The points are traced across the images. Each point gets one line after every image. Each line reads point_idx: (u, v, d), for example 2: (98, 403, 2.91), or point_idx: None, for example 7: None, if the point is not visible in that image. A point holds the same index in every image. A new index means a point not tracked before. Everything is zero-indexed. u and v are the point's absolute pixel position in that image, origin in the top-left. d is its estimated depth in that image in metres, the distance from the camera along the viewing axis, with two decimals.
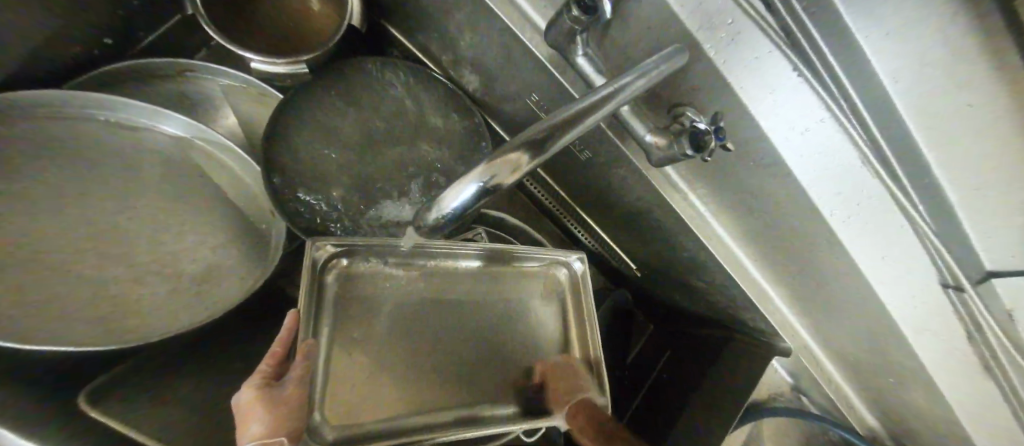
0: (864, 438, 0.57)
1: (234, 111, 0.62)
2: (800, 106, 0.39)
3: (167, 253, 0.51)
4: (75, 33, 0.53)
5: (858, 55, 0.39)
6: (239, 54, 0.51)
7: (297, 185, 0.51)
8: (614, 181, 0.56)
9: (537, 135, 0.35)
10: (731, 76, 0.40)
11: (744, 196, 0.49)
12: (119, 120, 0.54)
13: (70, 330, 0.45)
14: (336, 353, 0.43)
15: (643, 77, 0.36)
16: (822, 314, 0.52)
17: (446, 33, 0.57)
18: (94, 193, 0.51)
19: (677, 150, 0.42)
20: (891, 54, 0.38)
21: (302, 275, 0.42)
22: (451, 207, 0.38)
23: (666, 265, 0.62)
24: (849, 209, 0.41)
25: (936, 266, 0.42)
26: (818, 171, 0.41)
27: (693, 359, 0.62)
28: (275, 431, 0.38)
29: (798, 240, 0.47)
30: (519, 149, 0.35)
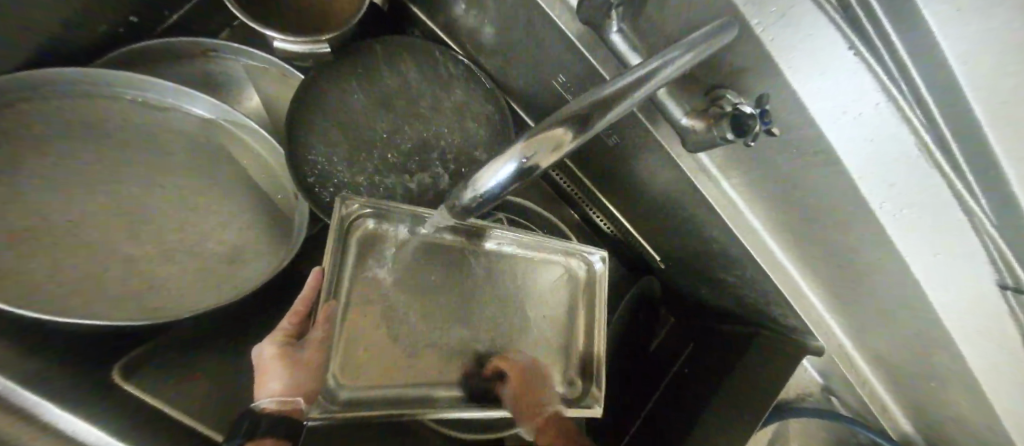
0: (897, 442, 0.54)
1: (257, 91, 0.62)
2: (855, 88, 0.36)
3: (191, 234, 0.51)
4: (103, 7, 0.52)
5: (923, 33, 0.35)
6: (262, 32, 0.51)
7: (322, 166, 0.51)
8: (643, 168, 0.53)
9: (584, 109, 0.28)
10: (779, 57, 0.37)
11: (783, 186, 0.46)
12: (149, 101, 0.54)
13: (96, 307, 0.45)
14: (353, 325, 0.44)
15: (694, 51, 0.31)
16: (863, 312, 0.49)
17: (469, 12, 0.55)
18: (120, 170, 0.50)
19: (716, 134, 0.38)
20: (963, 31, 0.34)
21: (329, 236, 0.42)
22: (489, 187, 0.31)
23: (695, 258, 0.60)
24: (899, 200, 0.38)
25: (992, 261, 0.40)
26: (871, 155, 0.38)
27: (719, 353, 0.60)
28: (293, 390, 0.41)
29: (842, 234, 0.44)
30: (562, 123, 0.28)
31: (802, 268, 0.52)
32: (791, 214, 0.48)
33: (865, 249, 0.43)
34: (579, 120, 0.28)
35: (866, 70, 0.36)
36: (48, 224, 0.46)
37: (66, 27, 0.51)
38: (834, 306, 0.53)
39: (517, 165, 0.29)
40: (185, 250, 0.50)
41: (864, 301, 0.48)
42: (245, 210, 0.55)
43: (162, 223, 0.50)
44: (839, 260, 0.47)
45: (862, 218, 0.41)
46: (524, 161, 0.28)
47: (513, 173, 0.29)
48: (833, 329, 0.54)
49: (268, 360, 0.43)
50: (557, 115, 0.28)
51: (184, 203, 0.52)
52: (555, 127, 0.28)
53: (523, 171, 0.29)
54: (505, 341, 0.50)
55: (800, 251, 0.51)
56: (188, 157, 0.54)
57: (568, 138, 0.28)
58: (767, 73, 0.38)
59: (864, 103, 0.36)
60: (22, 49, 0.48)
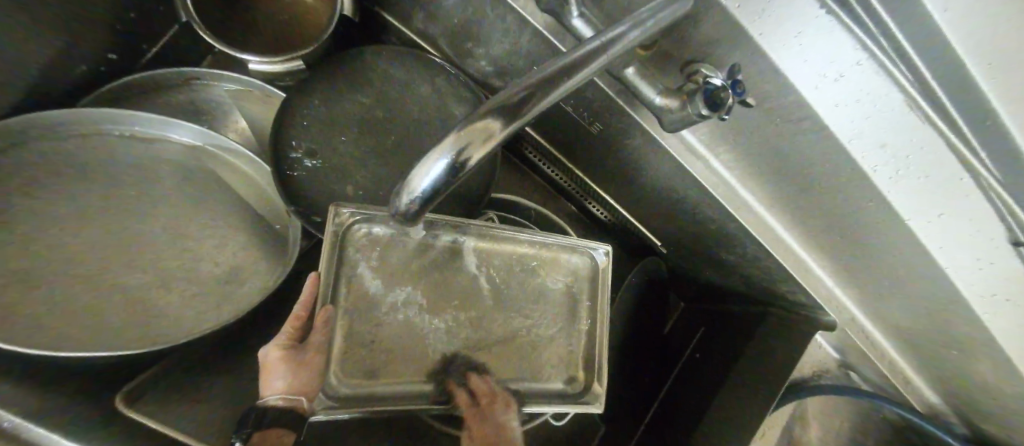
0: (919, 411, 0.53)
1: (243, 114, 0.63)
2: (830, 50, 0.35)
3: (187, 260, 0.52)
4: (82, 50, 0.54)
5: None
6: (237, 57, 0.51)
7: (307, 182, 0.51)
8: (630, 153, 0.52)
9: (516, 95, 0.25)
10: (747, 22, 0.35)
11: (775, 158, 0.44)
12: (136, 134, 0.55)
13: (97, 338, 0.46)
14: (353, 330, 0.44)
15: (638, 28, 0.29)
16: (872, 279, 0.47)
17: (440, 12, 0.54)
18: (113, 203, 0.52)
19: (691, 110, 0.37)
20: None
21: (323, 246, 0.43)
22: (421, 188, 0.27)
23: (695, 239, 0.58)
24: (894, 163, 0.37)
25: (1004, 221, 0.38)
26: (858, 120, 0.36)
27: (725, 336, 0.60)
28: (299, 388, 0.41)
29: (837, 201, 0.43)
30: (491, 114, 0.25)
31: (805, 241, 0.50)
32: (785, 186, 0.46)
33: (858, 212, 0.42)
34: (508, 108, 0.25)
35: (841, 30, 0.34)
36: (47, 261, 0.47)
37: (49, 71, 0.52)
38: (842, 277, 0.51)
39: (447, 161, 0.26)
40: (183, 276, 0.51)
41: (870, 269, 0.46)
42: (239, 232, 0.55)
43: (157, 253, 0.51)
44: (841, 227, 0.45)
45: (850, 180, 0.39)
46: (455, 157, 0.25)
47: (445, 171, 0.26)
48: (843, 301, 0.52)
49: (270, 361, 0.42)
50: (485, 104, 0.26)
51: (180, 231, 0.53)
52: (484, 116, 0.25)
53: (455, 167, 0.26)
54: (512, 338, 0.50)
55: (800, 222, 0.49)
56: (179, 186, 0.55)
57: (498, 129, 0.25)
58: (740, 42, 0.37)
59: (843, 64, 0.35)
60: (11, 95, 0.50)
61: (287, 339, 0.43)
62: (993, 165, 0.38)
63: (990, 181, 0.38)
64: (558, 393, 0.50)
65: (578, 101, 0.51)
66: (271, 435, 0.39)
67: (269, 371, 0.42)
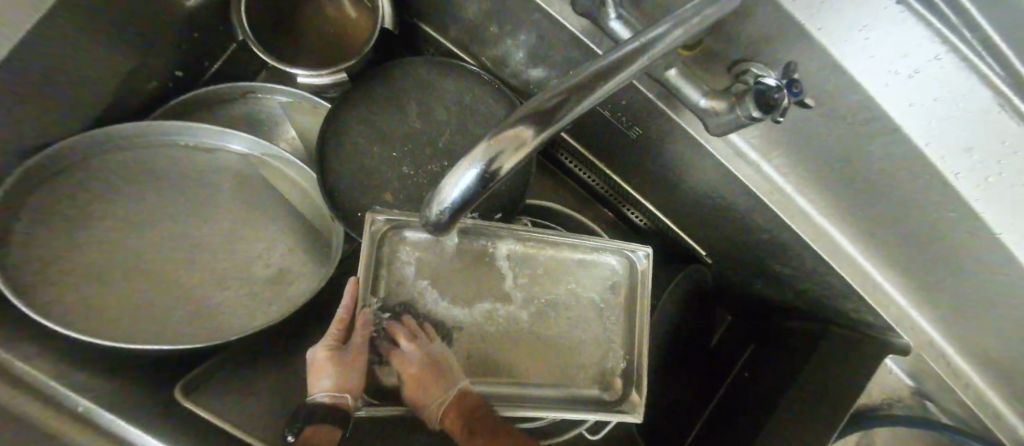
0: None
1: (292, 125, 0.66)
2: (902, 43, 0.31)
3: (239, 262, 0.55)
4: (153, 67, 0.59)
5: None
6: (287, 71, 0.54)
7: (348, 189, 0.53)
8: (673, 159, 0.50)
9: (549, 101, 0.24)
10: (804, 17, 0.32)
11: (835, 162, 0.40)
12: (197, 144, 0.58)
13: (156, 334, 0.49)
14: (392, 332, 0.45)
15: (681, 28, 0.27)
16: (955, 298, 0.42)
17: (477, 20, 0.54)
18: (175, 207, 0.55)
19: (741, 113, 0.35)
20: None
21: (361, 251, 0.43)
22: (451, 199, 0.26)
23: (747, 250, 0.54)
24: (980, 168, 0.33)
25: None
26: (938, 122, 0.33)
27: (774, 356, 0.57)
28: (341, 388, 0.44)
29: (912, 209, 0.38)
30: (522, 122, 0.24)
31: (872, 254, 0.45)
32: (848, 193, 0.42)
33: (938, 221, 0.37)
34: (539, 116, 0.24)
35: (915, 22, 0.31)
36: (116, 260, 0.50)
37: (124, 86, 0.57)
38: (917, 295, 0.45)
39: (477, 171, 0.24)
40: (234, 278, 0.54)
41: (955, 287, 0.41)
42: (285, 237, 0.57)
43: (212, 256, 0.54)
44: (917, 238, 0.40)
45: (928, 187, 0.35)
46: (486, 165, 0.24)
47: (475, 181, 0.24)
48: (919, 323, 0.47)
49: (318, 361, 0.46)
50: (515, 114, 0.24)
51: (234, 234, 0.56)
52: (516, 123, 0.24)
53: (486, 178, 0.24)
54: (555, 346, 0.48)
55: (866, 234, 0.44)
56: (234, 192, 0.58)
57: (530, 136, 0.24)
58: (794, 39, 0.33)
59: (918, 60, 0.32)
60: (91, 108, 0.54)
61: (331, 340, 0.46)
62: None
63: None
64: (586, 399, 0.48)
65: (618, 106, 0.50)
66: (319, 430, 0.43)
67: (316, 370, 0.45)
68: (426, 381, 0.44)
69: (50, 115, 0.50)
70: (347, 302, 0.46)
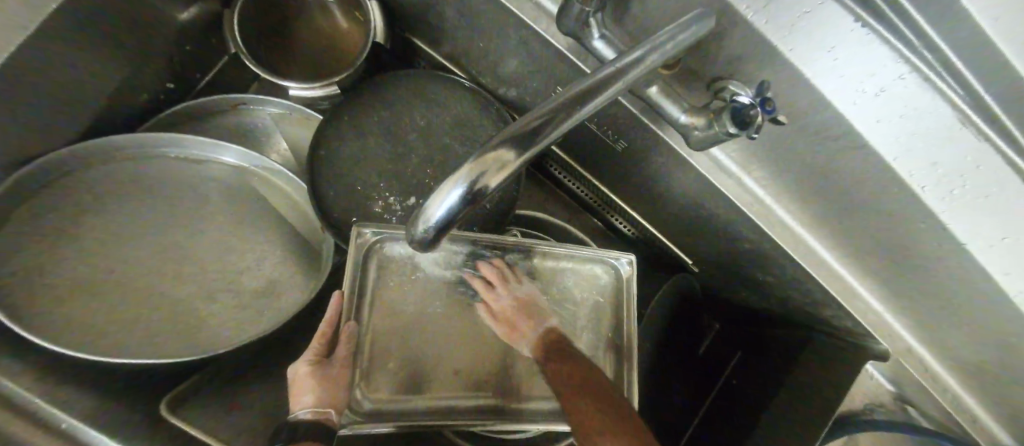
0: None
1: (284, 136, 0.66)
2: (868, 63, 0.33)
3: (229, 273, 0.55)
4: (143, 79, 0.59)
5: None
6: (280, 84, 0.55)
7: (339, 199, 0.53)
8: (658, 171, 0.51)
9: (529, 124, 0.25)
10: (777, 39, 0.34)
11: (812, 176, 0.42)
12: (186, 156, 0.58)
13: (145, 345, 0.49)
14: (375, 345, 0.45)
15: (656, 51, 0.28)
16: (929, 306, 0.44)
17: (466, 35, 0.55)
18: (166, 218, 0.55)
19: (718, 129, 0.36)
20: None
21: (347, 266, 0.44)
22: (435, 219, 0.26)
23: (731, 259, 0.55)
24: (948, 182, 0.35)
25: None
26: (906, 138, 0.35)
27: (761, 363, 0.58)
28: (327, 401, 0.42)
29: (886, 222, 0.40)
30: (504, 143, 0.25)
31: (850, 263, 0.47)
32: (827, 205, 0.44)
33: (909, 232, 0.38)
34: (523, 136, 0.25)
35: (879, 43, 0.33)
36: (104, 272, 0.50)
37: (116, 98, 0.57)
38: (895, 303, 0.47)
39: (462, 192, 0.24)
40: (225, 288, 0.54)
41: (929, 294, 0.43)
42: (276, 248, 0.58)
43: (204, 266, 0.54)
44: (891, 248, 0.42)
45: (895, 200, 0.37)
46: (470, 187, 0.24)
47: (460, 201, 0.25)
48: (898, 330, 0.48)
49: (299, 378, 0.43)
50: (498, 135, 0.25)
51: (225, 246, 0.56)
52: (496, 147, 0.25)
53: (470, 197, 0.25)
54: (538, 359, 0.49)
55: (845, 243, 0.46)
56: (225, 203, 0.58)
57: (512, 158, 0.25)
58: (767, 59, 0.35)
59: (884, 79, 0.34)
60: (82, 120, 0.55)
61: (313, 356, 0.44)
62: None
63: None
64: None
65: (603, 119, 0.51)
66: None
67: (297, 387, 0.43)
68: (512, 314, 0.48)
69: (43, 127, 0.50)
70: (330, 315, 0.45)
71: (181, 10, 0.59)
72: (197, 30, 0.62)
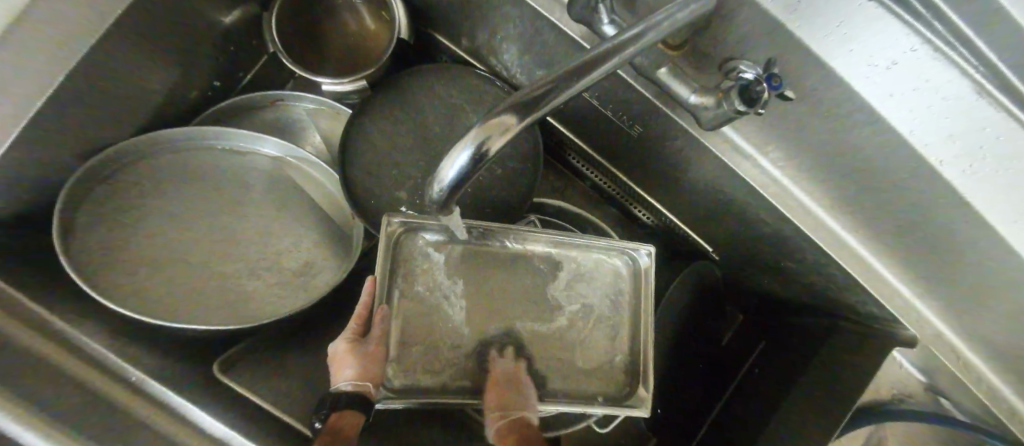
0: None
1: (318, 130, 0.71)
2: (881, 37, 0.33)
3: (268, 255, 0.59)
4: (193, 78, 0.64)
5: None
6: (313, 80, 0.59)
7: (367, 186, 0.57)
8: (674, 155, 0.51)
9: (532, 93, 0.27)
10: (784, 16, 0.34)
11: (828, 155, 0.42)
12: (231, 148, 0.63)
13: (194, 317, 0.53)
14: (405, 325, 0.48)
15: (654, 30, 0.30)
16: (959, 287, 0.42)
17: (485, 29, 0.58)
18: (212, 203, 0.60)
19: (727, 107, 0.37)
20: None
21: (378, 251, 0.47)
22: (448, 178, 0.28)
23: (751, 244, 0.55)
24: (966, 154, 0.34)
25: None
26: (921, 111, 0.34)
27: (779, 350, 0.57)
28: (367, 375, 0.44)
29: (909, 199, 0.39)
30: (507, 111, 0.27)
31: (873, 246, 0.46)
32: (847, 185, 0.43)
33: (933, 208, 0.38)
34: (530, 103, 0.27)
35: (888, 17, 0.33)
36: (158, 251, 0.55)
37: (170, 94, 0.63)
38: (922, 286, 0.45)
39: (471, 151, 0.27)
40: (265, 269, 0.58)
41: (958, 275, 0.41)
42: (311, 232, 0.62)
43: (245, 248, 0.59)
44: (916, 227, 0.41)
45: (913, 175, 0.37)
46: (477, 147, 0.27)
47: (468, 161, 0.27)
48: (927, 316, 0.46)
49: (339, 354, 0.45)
50: (503, 103, 0.27)
51: (265, 230, 0.60)
52: (500, 112, 0.27)
53: (477, 157, 0.27)
54: (555, 341, 0.50)
55: (867, 224, 0.45)
56: (264, 191, 0.63)
57: (515, 121, 0.27)
58: (775, 36, 0.36)
59: (895, 52, 0.33)
60: (141, 115, 0.60)
61: (352, 334, 0.46)
62: None
63: None
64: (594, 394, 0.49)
65: (619, 106, 0.52)
66: (345, 417, 0.42)
67: (338, 363, 0.45)
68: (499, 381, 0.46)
69: (109, 121, 0.56)
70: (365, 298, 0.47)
71: (226, 15, 0.64)
72: (239, 33, 0.68)
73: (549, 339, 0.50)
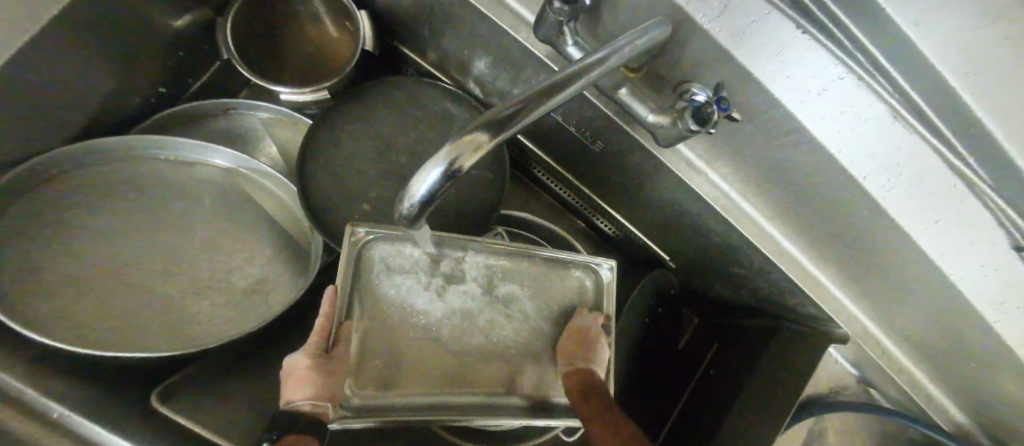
0: (953, 436, 0.49)
1: (274, 140, 0.68)
2: (813, 66, 0.37)
3: (221, 271, 0.57)
4: (136, 84, 0.61)
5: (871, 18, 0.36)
6: (270, 88, 0.57)
7: (329, 198, 0.56)
8: (633, 169, 0.54)
9: (507, 110, 0.28)
10: (731, 44, 0.37)
11: (771, 170, 0.46)
12: (176, 158, 0.59)
13: (138, 338, 0.50)
14: (371, 339, 0.46)
15: (616, 54, 0.32)
16: (882, 289, 0.47)
17: (450, 43, 0.58)
18: (156, 217, 0.57)
19: (682, 126, 0.40)
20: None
21: (342, 261, 0.45)
22: (419, 194, 0.29)
23: (703, 252, 0.59)
24: (884, 170, 0.39)
25: (993, 215, 0.40)
26: (846, 133, 0.39)
27: (730, 350, 0.60)
28: (326, 395, 0.42)
29: (838, 209, 0.43)
30: (479, 129, 0.28)
31: (810, 253, 0.50)
32: (786, 197, 0.47)
33: (858, 218, 0.42)
34: (500, 121, 0.28)
35: (819, 48, 0.37)
36: (93, 268, 0.51)
37: (109, 101, 0.59)
38: (852, 288, 0.50)
39: (441, 169, 0.28)
40: (216, 286, 0.55)
41: (881, 277, 0.46)
42: (266, 247, 0.59)
43: (193, 264, 0.56)
44: (846, 235, 0.45)
45: (842, 190, 0.41)
46: (448, 165, 0.27)
47: (440, 178, 0.28)
48: (857, 315, 0.51)
49: (297, 370, 0.43)
50: (476, 122, 0.28)
51: (217, 246, 0.58)
52: (472, 130, 0.28)
53: (449, 175, 0.28)
54: (519, 354, 0.51)
55: (805, 233, 0.49)
56: (216, 203, 0.60)
57: (485, 139, 0.28)
58: (723, 63, 0.39)
59: (825, 79, 0.37)
60: (76, 122, 0.56)
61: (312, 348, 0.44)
62: (976, 165, 0.40)
63: (971, 176, 0.40)
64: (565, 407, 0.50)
65: (579, 121, 0.54)
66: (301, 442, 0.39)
67: (295, 380, 0.42)
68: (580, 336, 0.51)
69: (37, 130, 0.52)
70: (325, 311, 0.46)
71: (176, 19, 0.61)
72: (190, 39, 0.65)
73: (513, 350, 0.51)
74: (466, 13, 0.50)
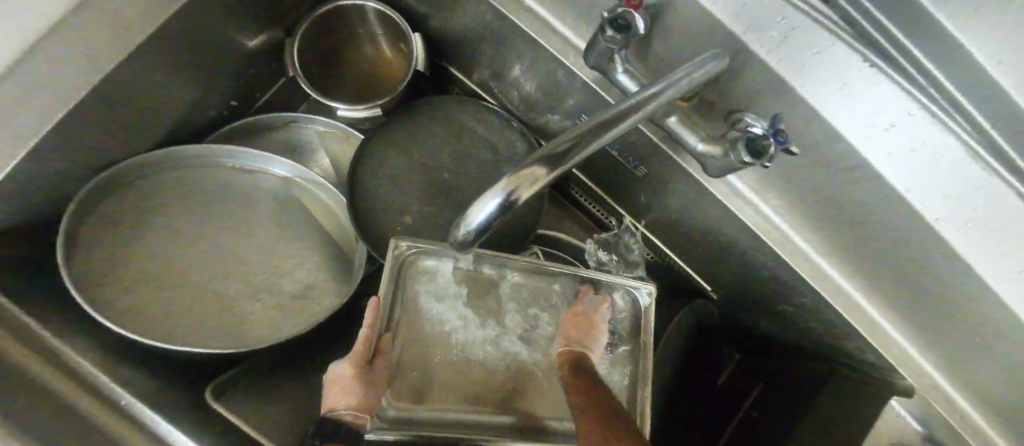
0: None
1: (328, 153, 0.72)
2: (881, 100, 0.35)
3: (273, 275, 0.59)
4: (211, 98, 0.66)
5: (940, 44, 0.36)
6: (329, 105, 0.60)
7: (376, 212, 0.57)
8: (678, 196, 0.53)
9: (560, 145, 0.29)
10: (791, 76, 0.36)
11: (829, 206, 0.43)
12: (240, 167, 0.63)
13: (195, 335, 0.53)
14: (409, 352, 0.47)
15: (672, 86, 0.32)
16: (953, 341, 0.43)
17: (499, 67, 0.60)
18: (219, 221, 0.60)
19: (734, 158, 0.38)
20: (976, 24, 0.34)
21: (383, 273, 0.47)
22: (476, 222, 0.30)
23: (751, 286, 0.56)
24: (963, 211, 0.36)
25: None
26: (918, 171, 0.36)
27: (772, 394, 0.56)
28: (366, 407, 0.44)
29: (904, 252, 0.40)
30: (536, 163, 0.28)
31: (870, 295, 0.47)
32: (844, 235, 0.45)
33: (927, 262, 0.39)
34: (555, 158, 0.28)
35: (888, 82, 0.35)
36: (161, 266, 0.55)
37: (187, 112, 0.64)
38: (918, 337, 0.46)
39: (500, 200, 0.28)
40: (268, 289, 0.58)
41: (951, 328, 0.42)
42: (314, 254, 0.62)
43: (247, 267, 0.59)
44: (912, 279, 0.42)
45: (914, 232, 0.38)
46: (506, 196, 0.28)
47: (497, 208, 0.28)
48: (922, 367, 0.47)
49: (341, 377, 0.45)
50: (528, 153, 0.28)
51: (270, 251, 0.61)
52: (531, 164, 0.28)
53: (506, 205, 0.28)
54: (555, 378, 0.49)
55: (863, 274, 0.46)
56: (272, 210, 0.63)
57: (544, 173, 0.28)
58: (783, 94, 0.37)
59: (894, 114, 0.35)
60: (157, 131, 0.61)
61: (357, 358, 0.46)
62: None
63: None
64: None
65: (625, 146, 0.54)
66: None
67: (339, 388, 0.45)
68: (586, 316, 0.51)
69: (125, 137, 0.57)
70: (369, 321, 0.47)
71: (250, 39, 0.65)
72: (261, 57, 0.70)
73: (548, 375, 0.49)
74: (518, 40, 0.51)
